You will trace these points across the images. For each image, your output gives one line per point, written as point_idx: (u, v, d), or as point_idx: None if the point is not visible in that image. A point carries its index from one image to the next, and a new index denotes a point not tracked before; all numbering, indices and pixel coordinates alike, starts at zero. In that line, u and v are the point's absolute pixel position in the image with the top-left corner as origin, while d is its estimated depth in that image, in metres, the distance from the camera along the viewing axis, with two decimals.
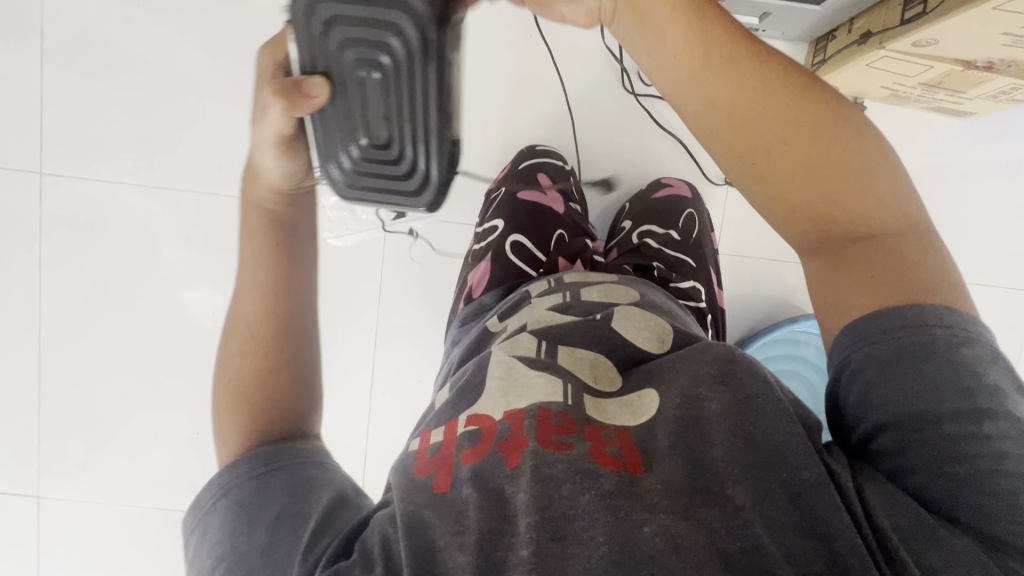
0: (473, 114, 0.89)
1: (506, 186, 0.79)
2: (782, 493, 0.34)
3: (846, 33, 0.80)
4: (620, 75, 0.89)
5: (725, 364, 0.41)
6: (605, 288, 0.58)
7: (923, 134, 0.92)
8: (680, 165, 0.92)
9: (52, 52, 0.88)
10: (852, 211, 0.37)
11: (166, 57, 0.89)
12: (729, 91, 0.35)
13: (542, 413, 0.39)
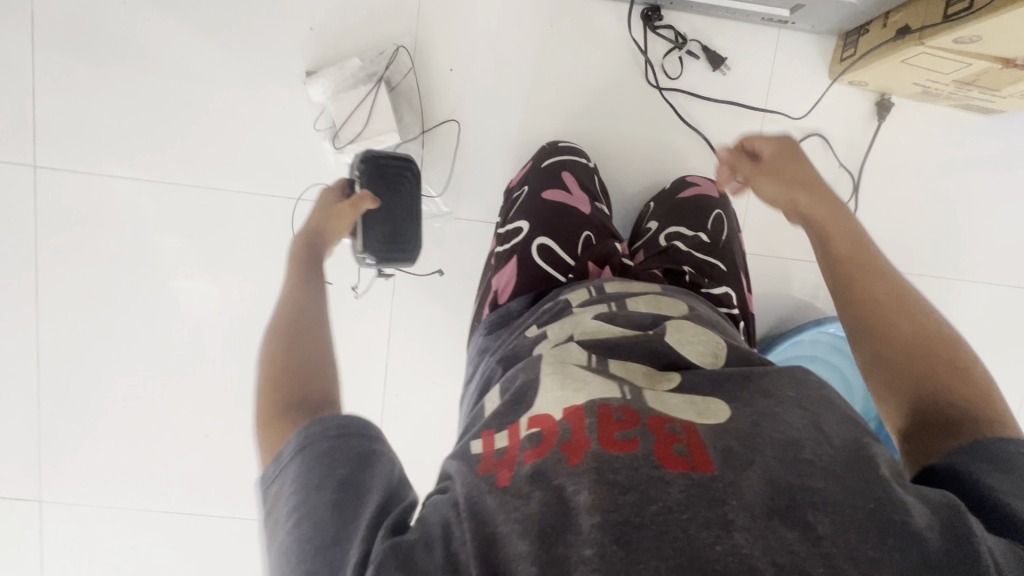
0: (491, 108, 0.86)
1: (529, 186, 0.77)
2: (871, 528, 0.31)
3: (880, 27, 0.78)
4: (644, 68, 0.86)
5: (803, 394, 0.40)
6: (653, 299, 0.56)
7: (950, 132, 0.90)
8: (704, 162, 0.89)
9: (43, 35, 0.83)
10: (935, 381, 0.41)
11: (165, 43, 0.84)
12: (861, 266, 0.47)
13: (603, 409, 0.37)
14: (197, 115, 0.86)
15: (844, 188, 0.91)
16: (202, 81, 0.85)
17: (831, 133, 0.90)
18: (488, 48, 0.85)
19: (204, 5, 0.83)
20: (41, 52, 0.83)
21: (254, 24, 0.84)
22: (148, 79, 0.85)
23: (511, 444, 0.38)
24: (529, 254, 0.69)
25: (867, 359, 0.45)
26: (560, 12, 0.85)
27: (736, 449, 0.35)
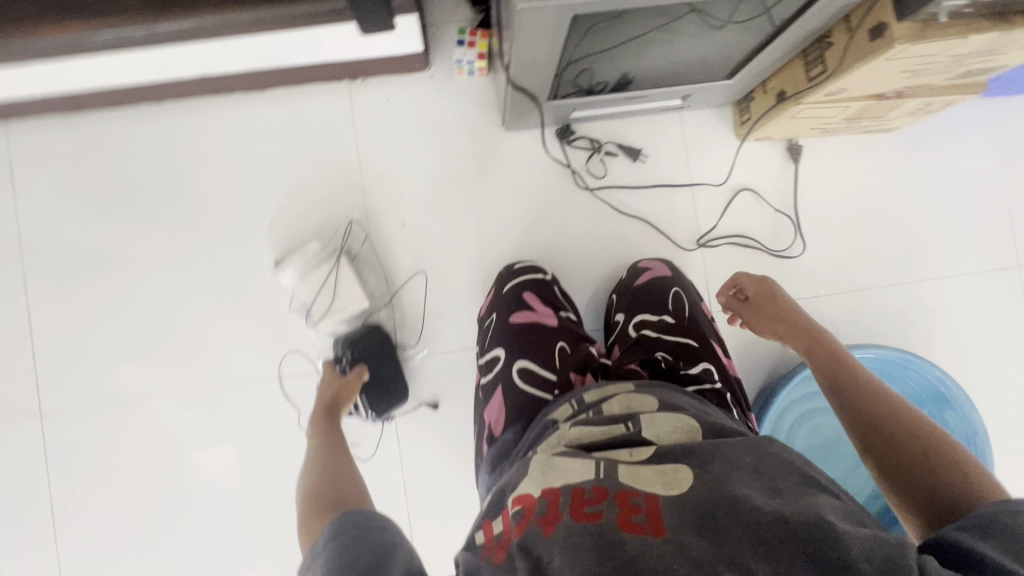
0: (447, 245, 0.93)
1: (497, 312, 0.82)
2: (812, 567, 0.35)
3: (762, 95, 0.88)
4: (572, 177, 0.95)
5: (759, 457, 0.46)
6: (624, 398, 0.58)
7: (862, 155, 0.98)
8: (652, 240, 0.96)
9: (39, 284, 0.92)
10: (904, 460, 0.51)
11: (146, 272, 0.93)
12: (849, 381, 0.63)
13: (578, 490, 0.44)
14: (185, 320, 0.93)
15: (787, 229, 0.97)
16: (184, 289, 0.93)
17: (757, 185, 0.97)
18: (431, 196, 0.94)
19: (174, 230, 0.93)
20: (40, 300, 0.92)
21: (222, 229, 0.93)
22: (136, 300, 0.93)
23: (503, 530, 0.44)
24: (511, 380, 0.72)
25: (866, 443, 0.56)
26: (486, 149, 0.95)
27: (689, 514, 0.41)
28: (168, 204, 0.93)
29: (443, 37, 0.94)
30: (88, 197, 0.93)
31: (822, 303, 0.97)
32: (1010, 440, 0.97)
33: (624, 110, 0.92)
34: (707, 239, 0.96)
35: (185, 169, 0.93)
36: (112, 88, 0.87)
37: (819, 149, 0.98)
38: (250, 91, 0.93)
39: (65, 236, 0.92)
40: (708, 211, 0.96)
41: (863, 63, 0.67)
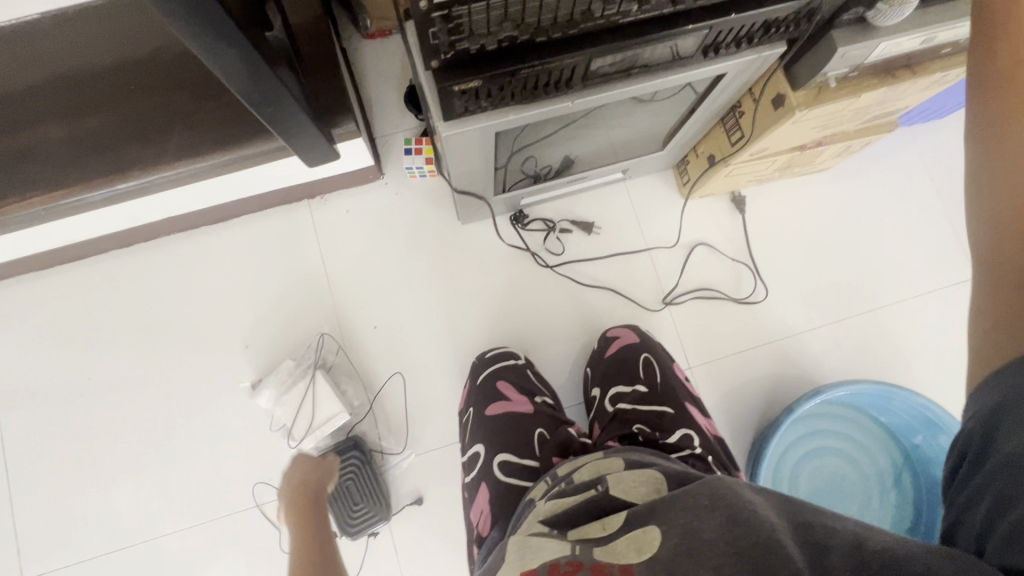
0: (421, 341, 0.95)
1: (474, 406, 0.84)
2: None
3: (696, 158, 0.93)
4: (532, 257, 0.99)
5: (715, 494, 0.43)
6: (592, 464, 0.60)
7: (804, 195, 1.03)
8: (618, 306, 0.98)
9: (20, 441, 0.91)
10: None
11: (124, 413, 0.93)
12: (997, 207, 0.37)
13: (554, 566, 0.45)
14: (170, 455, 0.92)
15: (747, 276, 0.99)
16: (165, 422, 0.93)
17: (711, 238, 1.01)
18: (399, 295, 0.97)
19: (150, 368, 0.94)
20: (21, 457, 0.91)
21: (198, 358, 0.94)
22: (118, 442, 0.92)
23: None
24: (493, 476, 0.72)
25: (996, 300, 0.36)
26: (447, 244, 0.98)
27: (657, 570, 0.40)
28: (143, 342, 0.94)
29: (393, 148, 1.00)
30: (64, 347, 0.94)
31: (794, 341, 0.99)
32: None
33: (570, 189, 0.97)
34: (672, 297, 0.99)
35: (158, 305, 0.95)
36: (82, 241, 0.90)
37: (761, 196, 1.02)
38: (215, 223, 0.97)
39: (44, 389, 0.93)
40: (668, 270, 0.99)
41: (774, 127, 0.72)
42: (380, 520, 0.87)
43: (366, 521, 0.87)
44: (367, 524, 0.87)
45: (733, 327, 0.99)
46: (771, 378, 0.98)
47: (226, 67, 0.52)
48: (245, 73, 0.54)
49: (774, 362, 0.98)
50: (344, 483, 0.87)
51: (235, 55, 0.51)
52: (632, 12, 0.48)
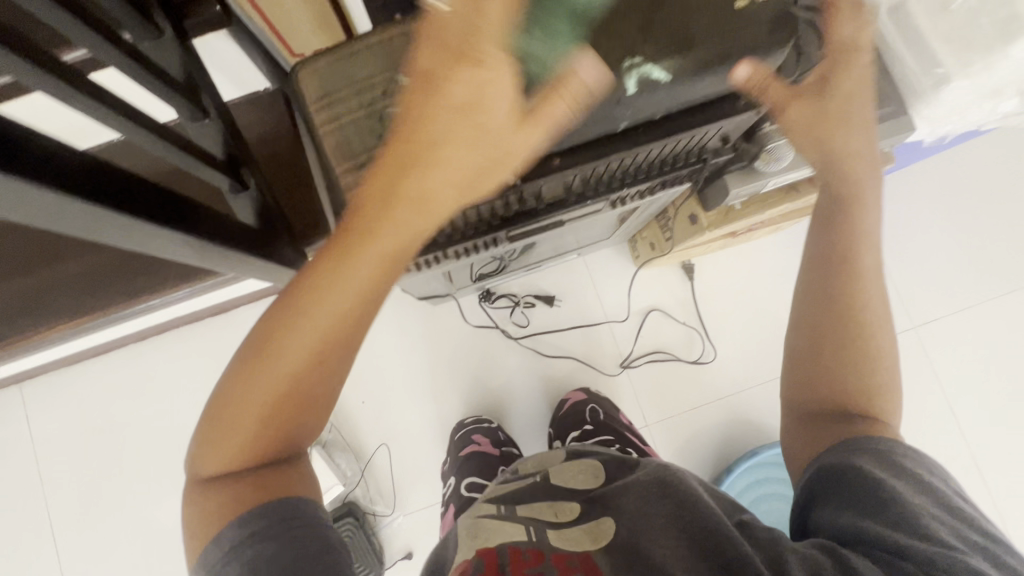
0: (405, 410, 1.07)
1: (452, 455, 0.98)
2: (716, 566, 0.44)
3: (641, 242, 1.03)
4: (500, 331, 1.09)
5: (654, 484, 0.55)
6: (536, 460, 0.74)
7: (749, 258, 1.11)
8: (580, 371, 1.09)
9: (57, 515, 1.04)
10: (858, 375, 0.51)
11: (151, 488, 1.06)
12: (824, 291, 0.52)
13: (514, 550, 0.48)
14: None
15: (697, 338, 1.09)
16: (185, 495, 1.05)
17: (664, 304, 1.10)
18: (382, 371, 1.08)
19: (170, 447, 1.07)
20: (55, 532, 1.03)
21: None
22: (145, 515, 1.05)
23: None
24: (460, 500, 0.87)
25: (831, 358, 0.52)
26: (422, 322, 1.09)
27: (622, 563, 0.46)
28: (163, 424, 1.07)
29: None
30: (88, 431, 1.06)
31: (744, 396, 1.08)
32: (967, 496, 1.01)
33: (530, 271, 1.07)
34: (629, 360, 1.09)
35: (174, 390, 1.08)
36: (103, 340, 1.03)
37: (710, 261, 1.11)
38: (213, 315, 1.08)
39: (82, 469, 1.06)
40: (625, 336, 1.09)
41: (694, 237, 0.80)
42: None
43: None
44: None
45: (686, 385, 1.09)
46: (723, 430, 1.08)
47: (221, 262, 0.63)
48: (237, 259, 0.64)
49: (725, 415, 1.08)
50: None
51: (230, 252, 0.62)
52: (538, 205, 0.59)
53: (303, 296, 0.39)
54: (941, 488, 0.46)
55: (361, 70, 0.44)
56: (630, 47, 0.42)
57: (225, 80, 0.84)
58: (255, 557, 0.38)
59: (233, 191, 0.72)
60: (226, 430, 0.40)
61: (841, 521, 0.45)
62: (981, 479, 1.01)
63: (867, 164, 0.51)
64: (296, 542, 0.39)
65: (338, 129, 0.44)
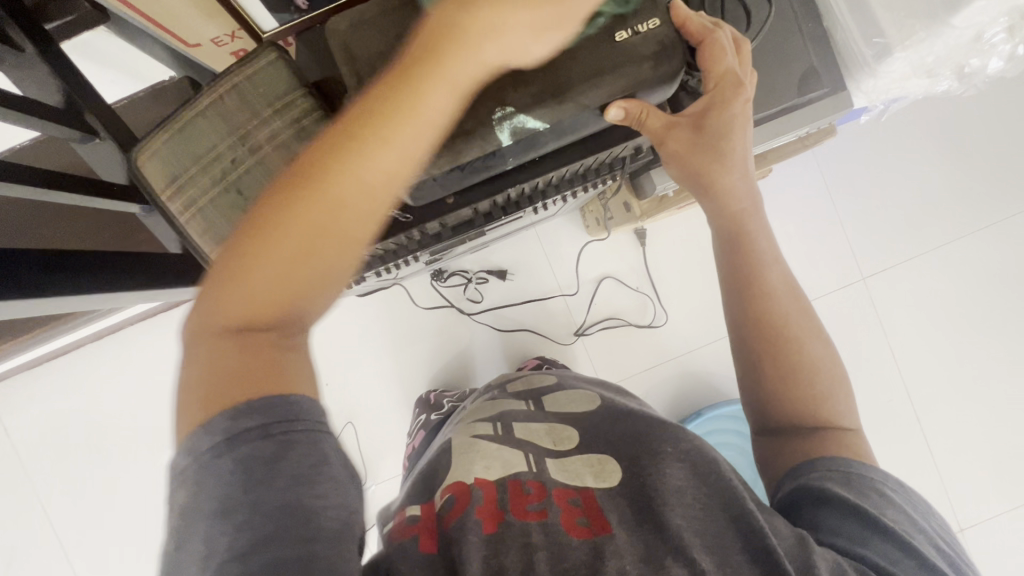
0: (367, 389, 1.09)
1: (419, 412, 1.03)
2: (740, 551, 0.41)
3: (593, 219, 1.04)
4: (454, 308, 1.09)
5: (682, 450, 0.50)
6: (527, 379, 0.78)
7: (697, 221, 1.11)
8: (536, 341, 1.10)
9: (23, 514, 1.04)
10: (800, 386, 0.49)
11: (116, 482, 1.05)
12: (745, 303, 0.52)
13: (516, 488, 0.48)
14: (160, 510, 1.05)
15: (649, 303, 1.11)
16: (154, 484, 1.06)
17: (616, 271, 1.10)
18: (341, 353, 1.08)
19: (130, 441, 1.06)
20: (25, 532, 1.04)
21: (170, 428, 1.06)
22: (114, 507, 1.05)
23: (424, 514, 0.45)
24: (423, 435, 0.93)
25: (769, 366, 0.50)
26: (376, 303, 1.08)
27: (629, 517, 0.45)
28: (120, 420, 1.05)
29: None
30: (42, 435, 1.05)
31: (696, 355, 1.12)
32: (904, 435, 1.07)
33: (480, 249, 1.05)
34: (583, 329, 1.11)
35: (124, 386, 1.05)
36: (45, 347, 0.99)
37: (659, 227, 1.11)
38: (165, 313, 1.06)
39: (39, 469, 1.04)
40: (579, 305, 1.10)
41: (631, 222, 0.83)
42: None
43: None
44: None
45: (639, 348, 1.11)
46: (676, 389, 1.11)
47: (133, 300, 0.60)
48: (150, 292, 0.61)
49: (679, 375, 1.11)
50: None
51: (139, 290, 0.60)
52: (443, 231, 0.58)
53: (344, 147, 0.35)
54: (927, 540, 0.42)
55: (201, 146, 0.52)
56: (499, 98, 0.41)
57: (118, 74, 0.77)
58: (249, 454, 0.33)
59: (145, 212, 0.67)
60: (228, 298, 0.35)
61: (833, 540, 0.41)
62: (915, 418, 1.07)
63: (748, 200, 0.52)
64: (296, 447, 0.35)
65: (199, 212, 0.52)
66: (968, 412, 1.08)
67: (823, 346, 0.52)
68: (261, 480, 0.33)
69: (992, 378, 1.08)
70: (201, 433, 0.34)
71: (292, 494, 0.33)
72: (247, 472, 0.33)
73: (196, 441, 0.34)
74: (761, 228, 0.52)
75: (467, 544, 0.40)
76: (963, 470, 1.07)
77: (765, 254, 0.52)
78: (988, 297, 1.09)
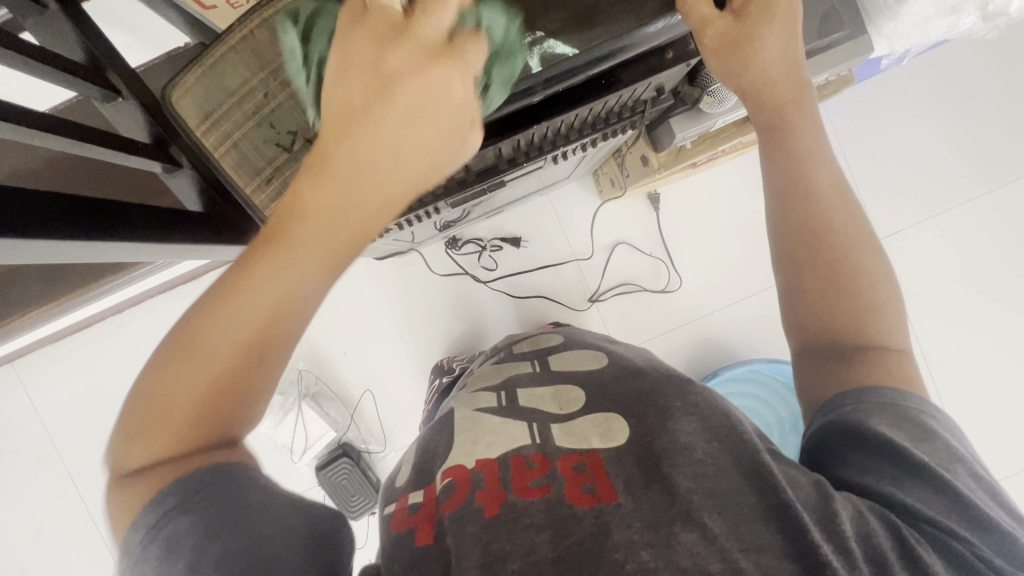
0: (385, 357, 1.11)
1: (434, 378, 1.03)
2: (757, 512, 0.41)
3: (609, 184, 1.05)
4: (470, 276, 1.10)
5: (690, 402, 0.52)
6: (534, 340, 0.78)
7: (710, 185, 1.11)
8: (551, 308, 1.11)
9: (52, 483, 1.07)
10: (852, 299, 0.49)
11: None
12: (792, 213, 0.52)
13: (517, 462, 0.46)
14: None
15: (664, 267, 1.11)
16: None
17: (630, 236, 1.11)
18: (357, 322, 1.10)
19: None
20: (57, 501, 1.07)
21: None
22: None
23: (427, 500, 0.45)
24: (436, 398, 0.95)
25: (810, 281, 0.50)
26: (393, 272, 1.09)
27: (638, 482, 0.44)
28: None
29: None
30: (69, 407, 1.07)
31: (710, 319, 1.12)
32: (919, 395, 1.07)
33: (494, 215, 1.05)
34: (597, 295, 1.11)
35: (147, 357, 1.07)
36: (70, 320, 1.00)
37: (671, 191, 1.11)
38: (184, 284, 1.07)
39: (68, 440, 1.07)
40: (593, 271, 1.11)
41: (649, 178, 0.83)
42: (370, 508, 1.06)
43: (357, 506, 1.05)
44: (360, 509, 1.05)
45: (653, 314, 1.12)
46: (691, 352, 1.12)
47: (162, 256, 0.61)
48: (177, 247, 0.62)
49: (693, 339, 1.12)
50: (341, 482, 1.04)
51: (168, 246, 0.61)
52: (467, 175, 0.59)
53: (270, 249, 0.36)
54: (962, 470, 0.43)
55: (234, 82, 0.52)
56: (529, 24, 0.43)
57: (135, 39, 0.77)
58: (177, 531, 0.32)
59: (167, 172, 0.66)
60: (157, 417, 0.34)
61: (863, 482, 0.43)
62: (930, 378, 1.08)
63: (795, 91, 0.51)
64: (212, 488, 0.33)
65: (234, 147, 0.53)
66: (985, 369, 1.08)
67: (879, 258, 0.51)
68: (199, 523, 0.32)
69: (1007, 338, 1.08)
70: (135, 525, 0.33)
71: (207, 528, 0.32)
72: (167, 540, 0.32)
73: (130, 541, 0.33)
74: (809, 126, 0.51)
75: (462, 537, 0.39)
76: (979, 428, 1.07)
77: (816, 164, 0.51)
78: (1004, 254, 1.08)
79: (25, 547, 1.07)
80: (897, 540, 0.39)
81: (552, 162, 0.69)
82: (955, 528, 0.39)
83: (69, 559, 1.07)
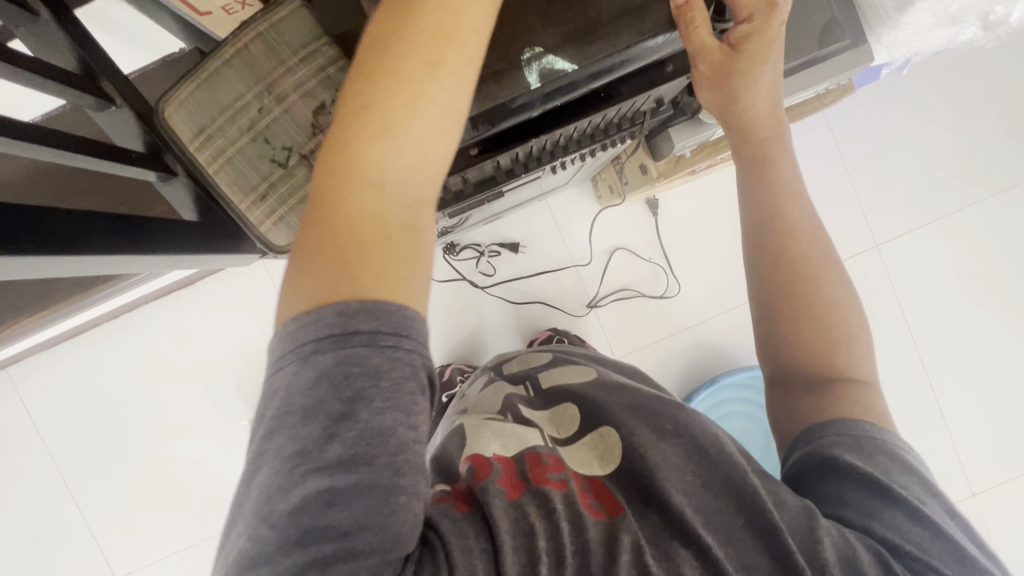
0: None
1: (433, 389, 1.02)
2: (746, 533, 0.41)
3: (608, 190, 1.05)
4: (467, 282, 1.10)
5: (677, 421, 0.48)
6: (522, 358, 0.75)
7: (709, 190, 1.11)
8: (549, 314, 1.10)
9: (48, 490, 1.06)
10: (826, 328, 0.49)
11: (139, 456, 1.07)
12: (766, 241, 0.51)
13: (533, 458, 0.45)
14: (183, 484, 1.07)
15: (662, 273, 1.11)
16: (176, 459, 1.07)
17: (629, 242, 1.10)
18: None
19: (151, 418, 1.07)
20: (54, 509, 1.06)
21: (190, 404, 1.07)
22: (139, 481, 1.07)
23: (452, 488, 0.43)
24: (438, 407, 0.94)
25: (784, 305, 0.50)
26: None
27: (634, 502, 0.44)
28: (142, 397, 1.07)
29: None
30: (65, 413, 1.06)
31: (709, 325, 1.12)
32: (918, 401, 1.07)
33: (492, 221, 1.05)
34: (596, 300, 1.11)
35: (144, 364, 1.06)
36: (64, 326, 0.99)
37: (670, 196, 1.10)
38: (180, 290, 1.06)
39: (64, 446, 1.06)
40: (592, 276, 1.10)
41: (649, 184, 0.83)
42: None
43: None
44: None
45: (652, 319, 1.11)
46: (690, 357, 1.11)
47: (156, 267, 0.61)
48: (170, 256, 0.61)
49: (691, 345, 1.11)
50: None
51: (162, 256, 0.60)
52: (464, 188, 0.58)
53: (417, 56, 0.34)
54: (938, 505, 0.43)
55: (228, 96, 0.51)
56: (528, 39, 0.42)
57: (129, 45, 0.76)
58: (354, 357, 0.30)
59: (162, 180, 0.66)
60: (341, 242, 0.32)
61: (845, 514, 0.42)
62: (929, 384, 1.08)
63: (776, 126, 0.51)
64: (398, 367, 0.31)
65: (228, 162, 0.52)
66: (984, 375, 1.08)
67: (850, 290, 0.51)
68: (369, 377, 0.30)
69: (1005, 343, 1.08)
70: (303, 325, 0.31)
71: (373, 417, 0.30)
72: (329, 383, 0.30)
73: (296, 327, 0.31)
74: (787, 161, 0.52)
75: (494, 505, 0.38)
76: (978, 435, 1.07)
77: (799, 191, 0.52)
78: (1003, 260, 1.08)
79: (22, 554, 1.06)
80: (882, 568, 0.39)
81: (549, 171, 0.68)
82: (938, 565, 0.39)
83: (65, 566, 1.06)
